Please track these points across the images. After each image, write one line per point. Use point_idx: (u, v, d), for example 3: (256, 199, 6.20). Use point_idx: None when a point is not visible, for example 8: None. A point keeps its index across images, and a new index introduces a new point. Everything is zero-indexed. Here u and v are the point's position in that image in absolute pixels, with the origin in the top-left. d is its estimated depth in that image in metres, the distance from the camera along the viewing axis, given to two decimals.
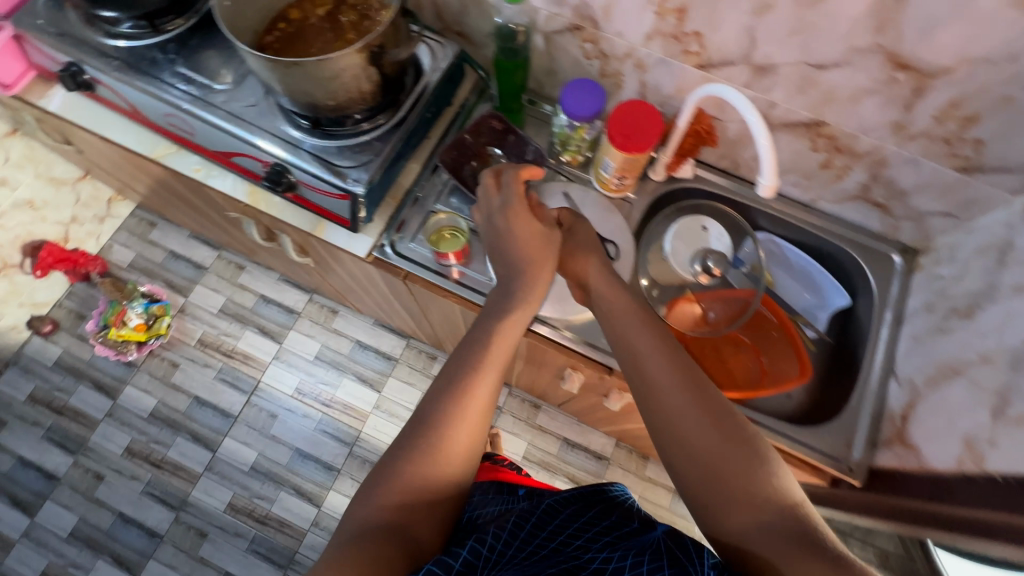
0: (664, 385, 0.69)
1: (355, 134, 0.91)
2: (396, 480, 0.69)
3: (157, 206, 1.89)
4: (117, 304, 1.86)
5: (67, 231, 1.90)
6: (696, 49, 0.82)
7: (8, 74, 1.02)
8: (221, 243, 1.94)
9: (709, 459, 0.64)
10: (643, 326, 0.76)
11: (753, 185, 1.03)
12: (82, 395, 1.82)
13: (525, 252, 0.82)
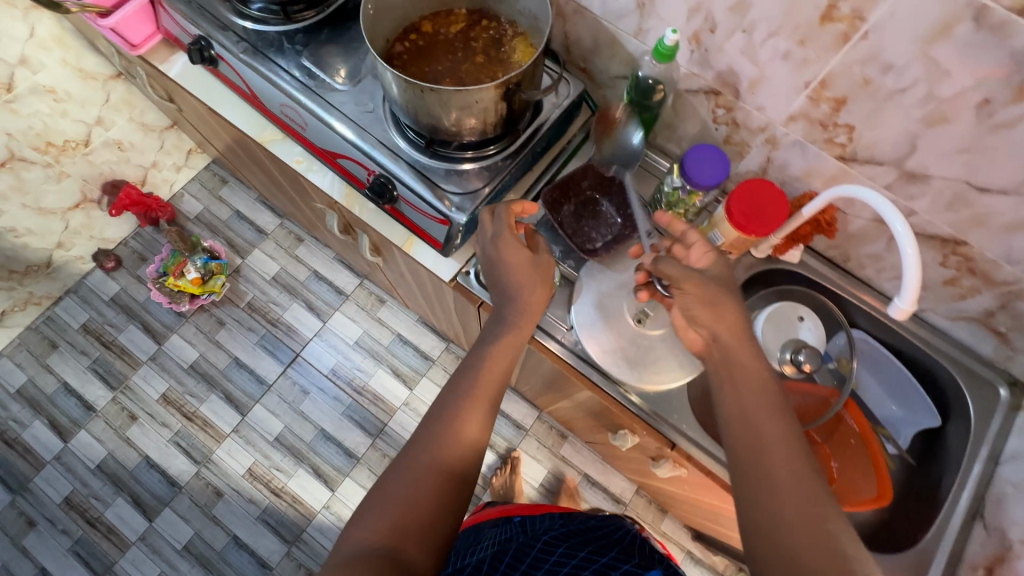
0: (779, 476, 0.59)
1: (465, 159, 0.89)
2: (391, 504, 0.66)
3: (232, 164, 1.88)
4: (180, 255, 1.84)
5: (146, 175, 1.91)
6: (842, 141, 0.78)
7: (137, 35, 1.04)
8: (284, 211, 1.90)
9: (805, 572, 0.52)
10: (760, 383, 0.67)
11: (858, 281, 0.97)
12: (133, 334, 1.81)
13: (523, 281, 0.81)
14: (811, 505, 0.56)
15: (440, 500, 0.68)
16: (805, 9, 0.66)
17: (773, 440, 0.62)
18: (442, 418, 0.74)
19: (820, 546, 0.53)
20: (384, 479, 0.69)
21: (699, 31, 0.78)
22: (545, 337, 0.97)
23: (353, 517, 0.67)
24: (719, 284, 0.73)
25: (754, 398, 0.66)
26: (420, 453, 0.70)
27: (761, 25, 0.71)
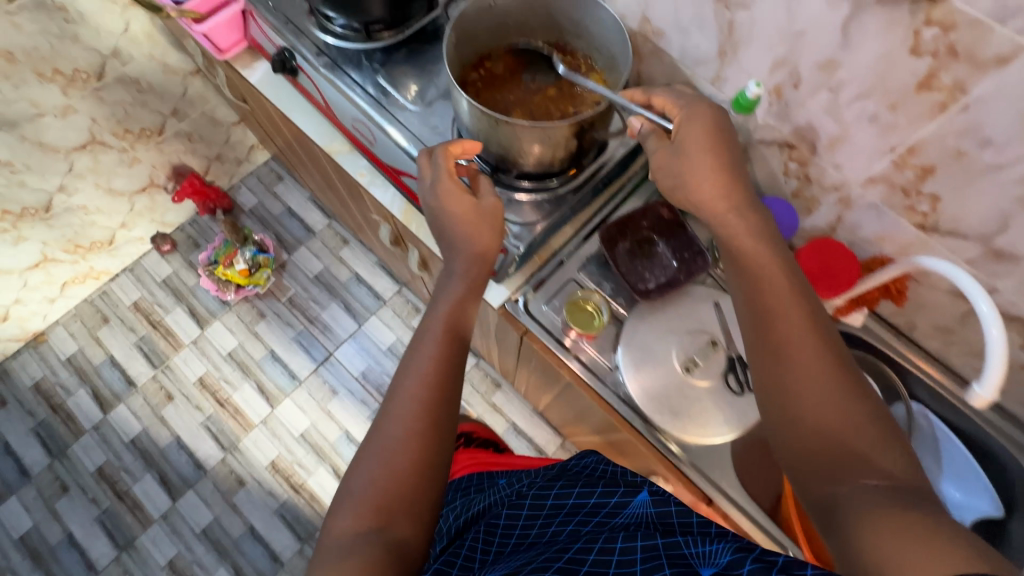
0: (794, 337, 0.61)
1: (528, 189, 0.90)
2: (370, 488, 0.64)
3: (289, 161, 1.88)
4: (230, 245, 1.84)
5: (209, 165, 1.94)
6: (924, 210, 0.74)
7: (225, 40, 1.09)
8: (333, 211, 1.91)
9: (822, 425, 0.55)
10: (780, 280, 0.65)
11: (922, 350, 0.93)
12: (178, 316, 1.82)
13: (466, 224, 0.79)
14: (831, 399, 0.56)
15: (422, 466, 0.66)
16: (901, 75, 0.64)
17: (789, 339, 0.61)
18: (404, 382, 0.71)
19: (843, 438, 0.54)
20: (360, 462, 0.67)
21: (782, 84, 0.76)
22: (593, 379, 0.93)
23: (334, 509, 0.65)
24: (722, 178, 0.71)
25: (774, 299, 0.64)
26: (386, 427, 0.68)
27: (850, 86, 0.69)
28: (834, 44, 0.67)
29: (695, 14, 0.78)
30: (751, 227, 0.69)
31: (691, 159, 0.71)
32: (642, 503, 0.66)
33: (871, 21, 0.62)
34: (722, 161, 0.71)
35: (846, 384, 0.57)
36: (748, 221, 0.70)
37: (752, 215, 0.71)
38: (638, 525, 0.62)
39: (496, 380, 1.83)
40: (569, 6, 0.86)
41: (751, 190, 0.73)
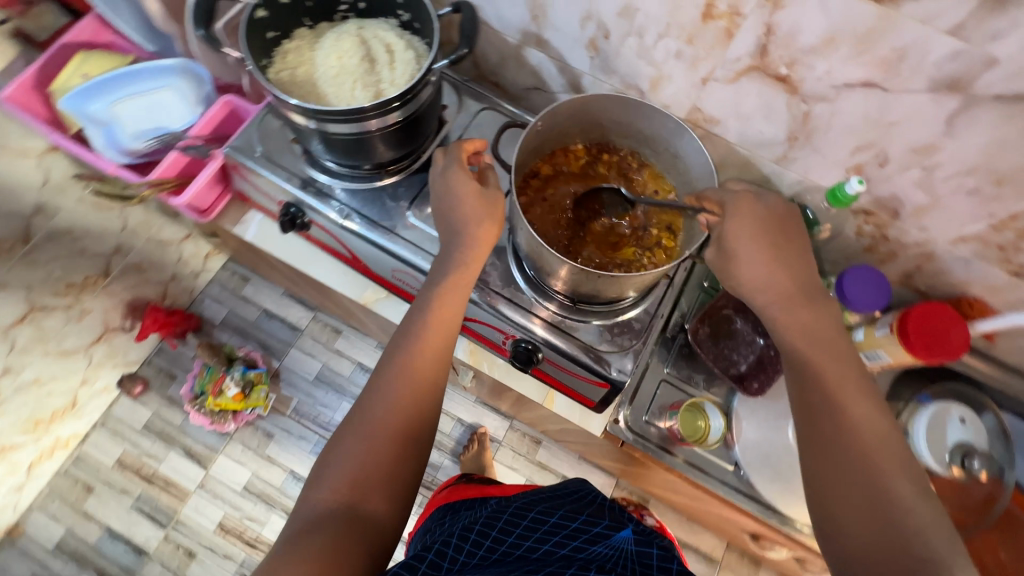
0: (836, 429, 0.57)
1: (614, 311, 0.82)
2: (350, 464, 0.63)
3: (251, 262, 1.57)
4: (214, 370, 1.51)
5: (166, 289, 1.60)
6: (1020, 261, 0.75)
7: (206, 200, 0.94)
8: (317, 304, 1.61)
9: (867, 527, 0.52)
10: (835, 363, 0.60)
11: (997, 366, 0.96)
12: (174, 462, 1.48)
13: (471, 214, 0.73)
14: (879, 498, 0.52)
15: (396, 455, 0.65)
16: (1013, 156, 0.62)
17: (841, 427, 0.57)
18: (399, 371, 0.69)
19: (888, 542, 0.50)
20: (347, 431, 0.67)
21: (864, 163, 0.73)
22: (709, 479, 0.91)
23: (314, 481, 0.64)
24: (772, 262, 0.64)
25: (825, 380, 0.59)
26: (375, 409, 0.67)
27: (949, 165, 0.67)
28: (936, 131, 0.64)
29: (762, 105, 0.73)
30: (812, 309, 0.63)
31: (737, 251, 0.64)
32: (625, 538, 0.59)
33: (985, 112, 0.60)
34: (771, 244, 0.65)
35: (903, 485, 0.52)
36: (801, 298, 0.64)
37: (807, 299, 0.64)
38: (620, 556, 0.56)
39: (536, 436, 1.69)
40: (620, 109, 0.75)
41: (801, 270, 0.66)
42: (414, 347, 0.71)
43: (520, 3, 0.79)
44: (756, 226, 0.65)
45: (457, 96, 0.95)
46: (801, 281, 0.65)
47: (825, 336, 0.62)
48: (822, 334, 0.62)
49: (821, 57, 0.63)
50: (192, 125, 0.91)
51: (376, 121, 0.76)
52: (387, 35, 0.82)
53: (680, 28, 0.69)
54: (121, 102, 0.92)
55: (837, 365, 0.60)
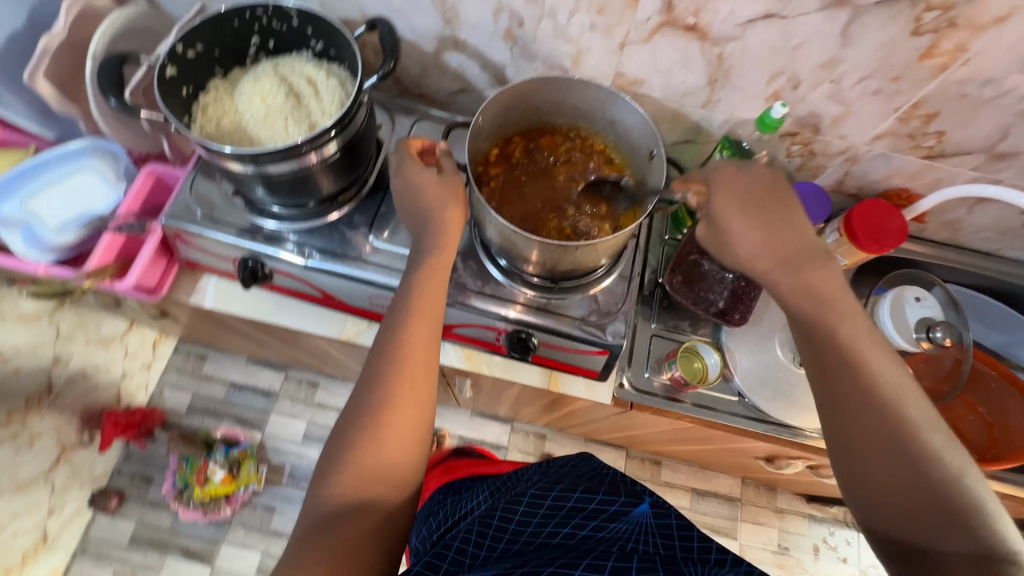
0: (859, 394, 0.58)
1: (592, 281, 0.85)
2: (353, 458, 0.64)
3: (204, 335, 1.49)
4: (194, 459, 1.44)
5: (120, 390, 1.49)
6: (930, 145, 0.83)
7: (153, 278, 0.88)
8: (286, 362, 1.55)
9: (900, 487, 0.55)
10: (834, 325, 0.61)
11: (933, 244, 1.06)
12: (174, 567, 1.38)
13: (433, 200, 0.76)
14: (913, 456, 0.55)
15: (402, 451, 0.65)
16: (904, 52, 0.70)
17: (868, 393, 0.58)
18: (393, 370, 0.68)
19: (933, 503, 0.53)
20: (348, 422, 0.67)
21: (780, 89, 0.79)
22: (719, 415, 0.94)
23: (321, 475, 0.65)
24: (768, 235, 0.65)
25: (839, 344, 0.60)
26: (369, 398, 0.67)
27: (852, 73, 0.74)
28: (835, 45, 0.71)
29: (679, 57, 0.78)
30: (807, 276, 0.63)
31: (729, 226, 0.66)
32: (642, 513, 0.65)
33: (872, 18, 0.66)
34: (775, 218, 0.65)
35: (937, 442, 0.55)
36: (803, 268, 0.64)
37: (801, 267, 0.64)
38: (641, 530, 0.62)
39: (539, 431, 1.69)
40: (552, 90, 0.78)
41: (796, 236, 0.65)
42: (401, 339, 0.69)
43: (430, 9, 0.80)
44: (754, 197, 0.66)
45: (390, 116, 0.95)
46: (800, 245, 0.65)
47: (833, 302, 0.62)
48: (828, 299, 0.62)
49: (722, 0, 0.68)
50: (119, 203, 0.87)
51: (313, 154, 0.74)
52: (304, 67, 0.81)
53: (589, 0, 0.73)
54: (33, 196, 0.85)
55: (851, 329, 0.61)
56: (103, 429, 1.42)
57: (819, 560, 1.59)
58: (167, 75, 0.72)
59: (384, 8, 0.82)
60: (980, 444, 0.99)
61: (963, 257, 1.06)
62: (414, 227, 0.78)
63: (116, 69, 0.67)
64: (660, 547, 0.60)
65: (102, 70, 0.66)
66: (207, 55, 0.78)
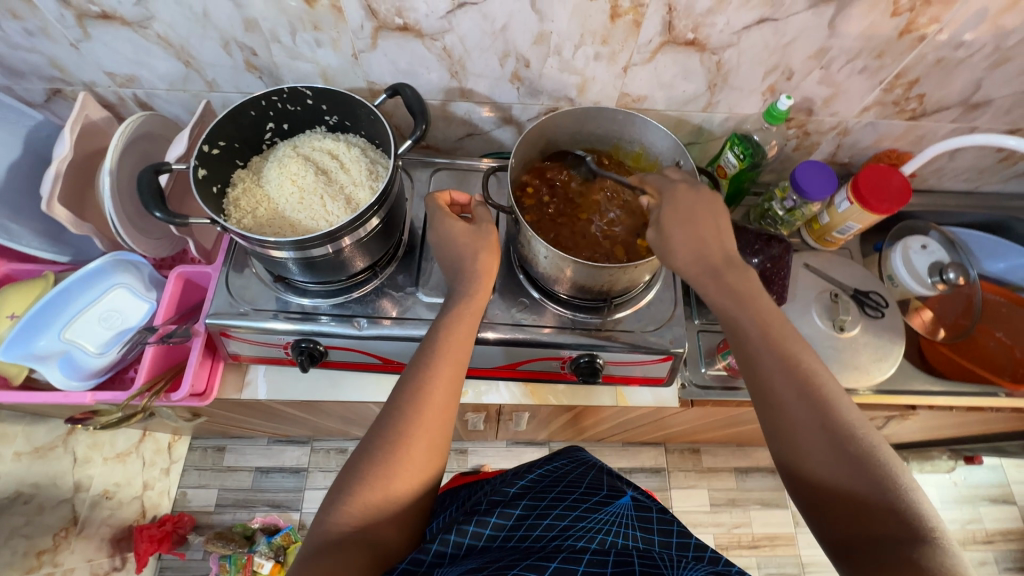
0: (769, 343, 0.60)
1: (640, 295, 0.88)
2: (366, 487, 0.60)
3: (225, 426, 1.43)
4: (237, 557, 1.42)
5: (144, 503, 1.44)
6: (913, 107, 0.90)
7: (201, 381, 0.85)
8: (314, 433, 1.51)
9: (800, 429, 0.56)
10: (741, 294, 0.64)
11: (921, 194, 1.14)
12: None
13: (464, 249, 0.75)
14: (814, 399, 0.56)
15: (421, 481, 0.63)
16: (885, 32, 0.76)
17: (792, 377, 0.58)
18: (413, 404, 0.64)
19: (859, 482, 0.52)
20: (362, 447, 0.63)
21: (775, 81, 0.85)
22: None
23: (330, 500, 0.61)
24: (693, 244, 0.67)
25: (748, 298, 0.63)
26: (384, 432, 0.63)
27: (840, 57, 0.80)
28: (823, 35, 0.77)
29: (680, 70, 0.82)
30: (733, 274, 0.65)
31: (669, 239, 0.68)
32: (625, 503, 0.69)
33: (855, 8, 0.73)
34: (704, 227, 0.67)
35: (859, 424, 0.55)
36: (726, 273, 0.65)
37: (728, 270, 0.66)
38: (621, 521, 0.66)
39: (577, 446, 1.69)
40: (570, 121, 0.82)
41: (725, 246, 0.67)
42: (426, 377, 0.66)
43: (437, 66, 0.82)
44: (688, 214, 0.67)
45: (409, 174, 0.97)
46: (725, 258, 0.66)
47: (753, 301, 0.63)
48: (750, 298, 0.64)
49: (718, 14, 0.73)
50: (155, 313, 0.86)
51: (349, 236, 0.73)
52: (324, 143, 0.82)
53: (593, 33, 0.76)
54: (68, 325, 0.82)
55: (777, 318, 0.62)
56: (137, 548, 1.39)
57: None
58: (198, 176, 0.72)
59: (391, 72, 0.84)
60: (1008, 366, 1.05)
61: (949, 200, 1.15)
62: (449, 273, 0.77)
63: (152, 180, 0.66)
64: (638, 535, 0.64)
65: (142, 185, 0.65)
66: (228, 149, 0.78)
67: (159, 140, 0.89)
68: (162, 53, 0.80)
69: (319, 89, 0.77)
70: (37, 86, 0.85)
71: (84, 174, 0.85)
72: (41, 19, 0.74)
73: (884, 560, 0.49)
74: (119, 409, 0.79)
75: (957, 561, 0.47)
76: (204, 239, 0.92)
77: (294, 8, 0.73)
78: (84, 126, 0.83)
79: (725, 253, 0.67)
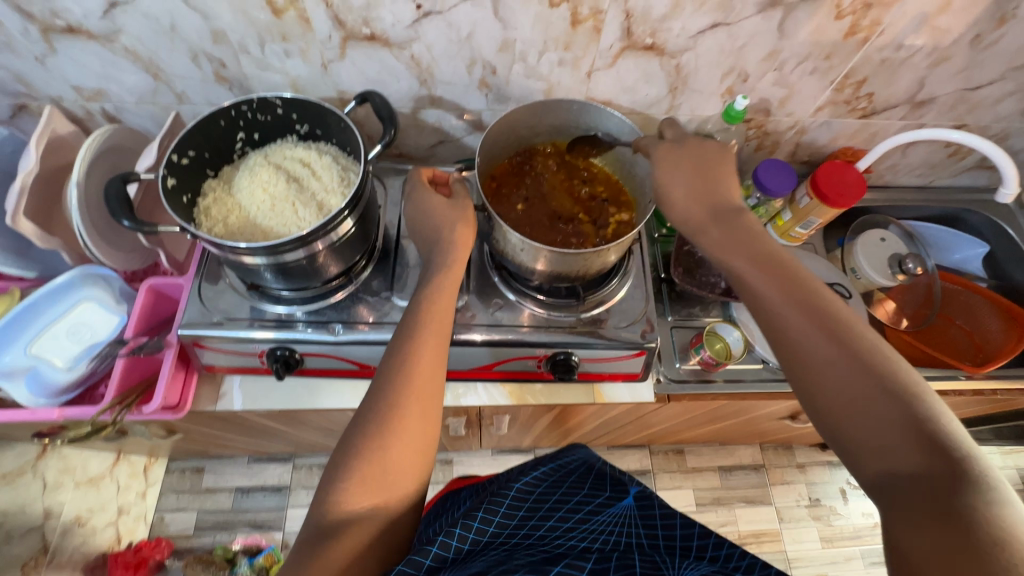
0: (781, 287, 0.60)
1: (611, 291, 0.90)
2: (361, 462, 0.59)
3: (202, 445, 1.40)
4: None
5: (119, 529, 1.40)
6: (864, 106, 0.95)
7: (174, 394, 0.84)
8: (295, 449, 1.48)
9: (822, 365, 0.54)
10: (743, 241, 0.65)
11: (879, 189, 1.19)
12: None
13: (443, 219, 0.76)
14: (837, 336, 0.55)
15: (418, 450, 0.61)
16: (831, 35, 0.81)
17: (817, 325, 0.56)
18: (402, 371, 0.64)
19: (893, 422, 0.49)
20: (354, 424, 0.62)
21: (732, 84, 0.89)
22: (750, 384, 1.00)
23: (327, 480, 0.59)
24: (696, 192, 0.70)
25: (754, 244, 0.64)
26: (377, 404, 0.62)
27: (792, 60, 0.84)
28: (773, 38, 0.81)
29: (642, 74, 0.86)
30: (731, 225, 0.67)
31: (666, 185, 0.70)
32: (628, 504, 0.72)
33: (801, 12, 0.77)
34: (698, 174, 0.70)
35: (882, 358, 0.53)
36: (731, 222, 0.67)
37: (720, 221, 0.67)
38: (626, 520, 0.69)
39: None
40: (528, 116, 0.84)
41: (719, 195, 0.69)
42: (411, 346, 0.66)
43: (406, 74, 0.84)
44: (687, 163, 0.71)
45: (382, 182, 0.99)
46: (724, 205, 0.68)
47: (757, 242, 0.64)
48: (756, 243, 0.64)
49: (674, 19, 0.77)
50: (126, 326, 0.85)
51: (321, 241, 0.74)
52: (295, 151, 0.83)
53: (556, 40, 0.79)
54: (34, 339, 0.81)
55: (784, 261, 0.62)
56: None
57: (848, 502, 1.66)
58: (168, 185, 0.72)
59: (360, 81, 0.85)
60: (968, 352, 1.10)
61: (906, 194, 1.20)
62: (424, 246, 0.78)
63: (121, 191, 0.66)
64: (645, 535, 0.67)
65: (110, 194, 0.65)
66: (198, 159, 0.78)
67: (128, 153, 0.89)
68: (130, 67, 0.80)
69: (288, 98, 0.78)
70: (2, 102, 0.85)
71: (52, 189, 0.84)
72: (4, 34, 0.74)
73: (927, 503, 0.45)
74: (88, 424, 0.78)
75: (1002, 495, 0.43)
76: (176, 251, 0.91)
77: (262, 19, 0.74)
78: (51, 140, 0.83)
79: (725, 206, 0.68)
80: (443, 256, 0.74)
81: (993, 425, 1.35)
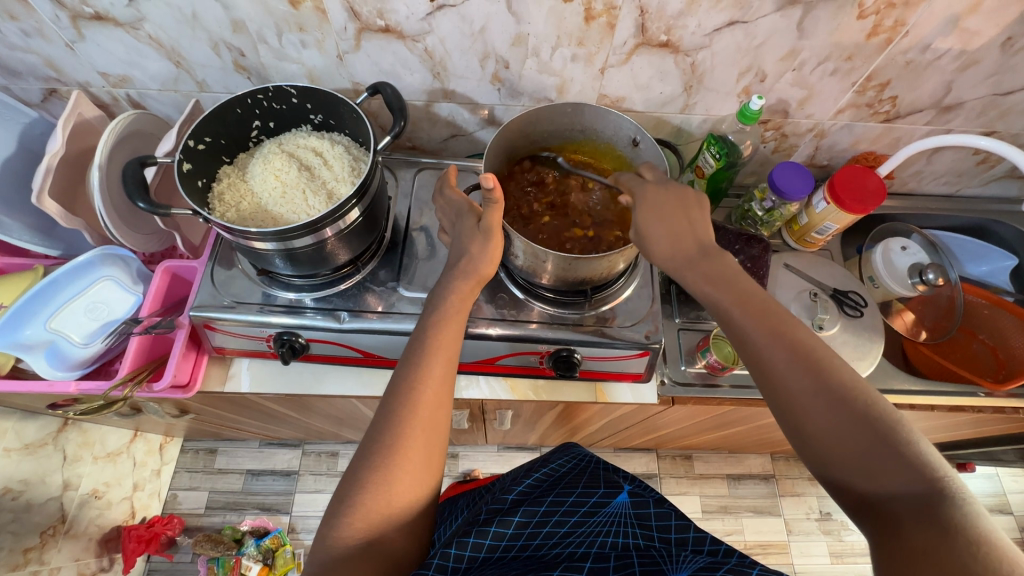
0: (747, 322, 0.59)
1: (617, 291, 0.89)
2: (367, 497, 0.58)
3: (215, 427, 1.44)
4: (226, 559, 1.42)
5: (133, 503, 1.44)
6: (887, 109, 0.92)
7: (185, 373, 0.87)
8: (305, 435, 1.51)
9: (796, 397, 0.54)
10: (723, 279, 0.62)
11: (902, 196, 1.16)
12: None
13: (474, 239, 0.73)
14: (809, 364, 0.54)
15: (420, 485, 0.61)
16: (853, 35, 0.79)
17: (790, 354, 0.55)
18: (408, 405, 0.63)
19: (873, 448, 0.49)
20: (360, 455, 0.62)
21: (749, 84, 0.87)
22: (758, 391, 0.98)
23: (332, 512, 0.59)
24: (668, 229, 0.66)
25: (720, 276, 0.62)
26: (382, 436, 0.62)
27: (811, 60, 0.83)
28: (792, 38, 0.79)
29: (656, 71, 0.85)
30: (708, 261, 0.64)
31: (645, 231, 0.67)
32: (621, 502, 0.70)
33: (822, 11, 0.75)
34: (680, 219, 0.65)
35: (850, 377, 0.53)
36: (708, 256, 0.64)
37: (700, 257, 0.64)
38: (621, 520, 0.67)
39: None
40: (527, 123, 0.83)
41: (697, 231, 0.66)
42: (417, 377, 0.65)
43: (420, 67, 0.85)
44: (668, 214, 0.66)
45: (394, 173, 1.00)
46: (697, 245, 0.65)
47: (731, 275, 0.62)
48: (727, 275, 0.63)
49: (689, 16, 0.76)
50: (142, 306, 0.88)
51: (330, 228, 0.75)
52: (308, 140, 0.84)
53: (569, 35, 0.79)
54: (53, 315, 0.83)
55: (756, 291, 0.61)
56: (125, 548, 1.38)
57: None
58: (183, 170, 0.74)
59: (374, 73, 0.86)
60: (990, 369, 1.05)
61: (930, 203, 1.16)
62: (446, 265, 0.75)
63: (137, 173, 0.68)
64: (641, 529, 0.66)
65: (126, 176, 0.67)
66: (214, 145, 0.80)
67: (150, 138, 0.92)
68: (154, 54, 0.83)
69: (303, 87, 0.80)
70: (34, 86, 0.89)
71: (76, 172, 0.88)
72: (36, 21, 0.77)
73: (902, 516, 0.47)
74: (100, 397, 0.82)
75: (973, 503, 0.44)
76: (192, 235, 0.94)
77: (280, 10, 0.76)
78: (77, 124, 0.86)
79: (693, 235, 0.65)
80: (451, 284, 0.72)
81: (1015, 445, 1.30)
